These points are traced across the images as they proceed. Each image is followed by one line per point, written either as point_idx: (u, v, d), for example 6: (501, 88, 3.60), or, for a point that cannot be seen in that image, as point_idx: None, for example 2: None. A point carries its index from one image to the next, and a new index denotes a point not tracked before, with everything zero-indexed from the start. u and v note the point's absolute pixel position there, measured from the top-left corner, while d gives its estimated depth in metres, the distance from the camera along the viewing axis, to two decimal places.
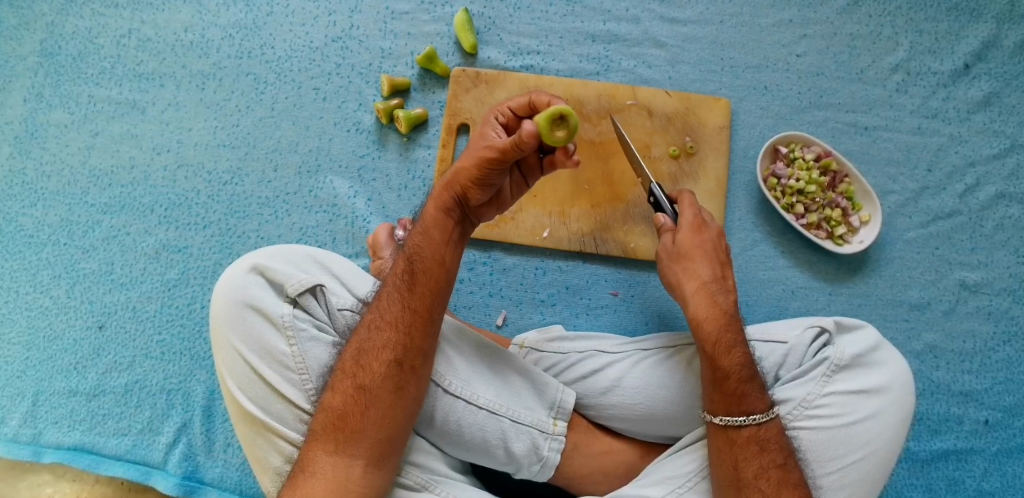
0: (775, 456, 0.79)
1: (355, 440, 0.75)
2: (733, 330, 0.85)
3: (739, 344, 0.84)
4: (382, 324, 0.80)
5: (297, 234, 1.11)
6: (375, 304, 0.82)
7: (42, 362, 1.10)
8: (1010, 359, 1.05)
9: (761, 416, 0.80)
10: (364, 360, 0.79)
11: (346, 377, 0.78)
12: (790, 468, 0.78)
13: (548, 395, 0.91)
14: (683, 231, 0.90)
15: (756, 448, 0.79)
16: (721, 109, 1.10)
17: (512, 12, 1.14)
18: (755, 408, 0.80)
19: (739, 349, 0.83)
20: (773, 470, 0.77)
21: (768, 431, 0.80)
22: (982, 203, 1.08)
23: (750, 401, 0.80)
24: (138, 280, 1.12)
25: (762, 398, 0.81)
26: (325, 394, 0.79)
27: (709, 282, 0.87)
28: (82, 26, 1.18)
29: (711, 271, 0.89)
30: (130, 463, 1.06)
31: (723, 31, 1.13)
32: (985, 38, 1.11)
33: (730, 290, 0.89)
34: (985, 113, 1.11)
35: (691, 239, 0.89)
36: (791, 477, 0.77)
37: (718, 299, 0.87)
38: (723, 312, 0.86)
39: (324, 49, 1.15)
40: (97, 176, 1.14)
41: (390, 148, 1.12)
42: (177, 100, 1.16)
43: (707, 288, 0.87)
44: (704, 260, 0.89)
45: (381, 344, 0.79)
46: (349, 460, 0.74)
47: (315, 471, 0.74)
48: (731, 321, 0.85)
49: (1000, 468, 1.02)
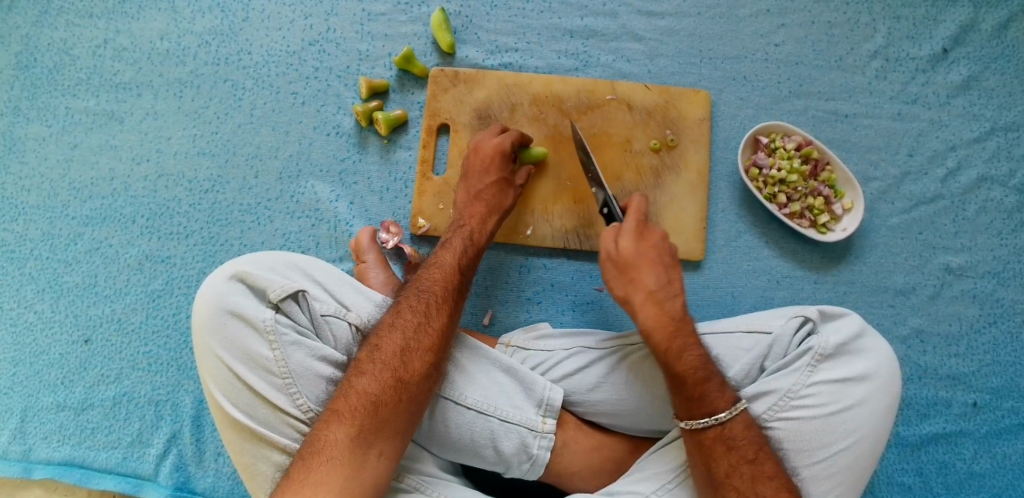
0: (744, 452, 0.77)
1: (383, 432, 0.75)
2: (686, 333, 0.85)
3: (690, 347, 0.84)
4: (430, 328, 0.83)
5: (280, 240, 1.11)
6: (422, 306, 0.84)
7: (29, 377, 1.10)
8: (996, 342, 1.06)
9: (723, 414, 0.79)
10: (409, 357, 0.79)
11: (387, 368, 0.78)
12: (761, 462, 0.77)
13: (536, 393, 0.89)
14: (629, 239, 0.91)
15: (724, 447, 0.78)
16: (701, 101, 1.10)
17: (490, 10, 1.15)
18: (717, 407, 0.79)
19: (691, 352, 0.83)
20: (744, 466, 0.76)
21: (733, 429, 0.79)
22: (964, 186, 1.09)
23: (710, 402, 0.79)
24: (123, 291, 1.12)
25: (722, 396, 0.80)
26: (358, 379, 0.77)
27: (656, 292, 0.88)
28: (57, 38, 1.18)
29: (660, 280, 0.89)
30: (121, 477, 1.05)
31: (701, 23, 1.14)
32: (962, 22, 1.12)
33: (676, 293, 0.89)
34: (965, 97, 1.11)
35: (636, 247, 0.91)
36: (765, 470, 0.76)
37: (666, 306, 0.87)
38: (671, 320, 0.86)
39: (301, 53, 1.15)
40: (77, 189, 1.14)
41: (370, 150, 1.13)
42: (155, 109, 1.16)
43: (655, 298, 0.87)
44: (649, 270, 0.90)
45: (426, 347, 0.81)
46: (371, 451, 0.74)
47: (336, 455, 0.72)
48: (678, 327, 0.85)
49: (990, 449, 1.03)
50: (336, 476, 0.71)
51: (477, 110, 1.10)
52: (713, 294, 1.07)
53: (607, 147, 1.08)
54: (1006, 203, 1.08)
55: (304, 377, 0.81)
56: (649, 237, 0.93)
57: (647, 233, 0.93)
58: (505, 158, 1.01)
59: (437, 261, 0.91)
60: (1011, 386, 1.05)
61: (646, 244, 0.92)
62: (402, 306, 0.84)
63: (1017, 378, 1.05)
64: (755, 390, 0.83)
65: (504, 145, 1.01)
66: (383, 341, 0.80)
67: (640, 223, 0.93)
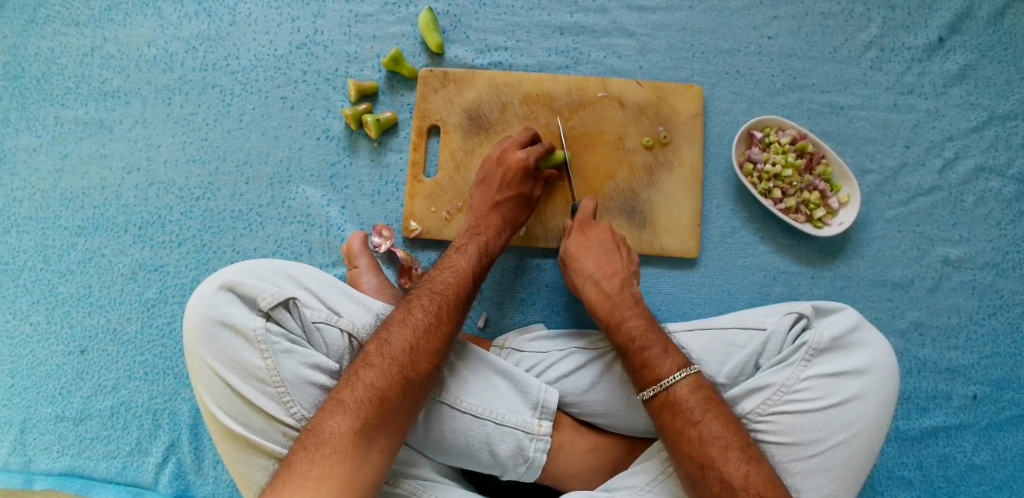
0: (690, 414, 0.77)
1: (386, 429, 0.74)
2: (626, 306, 0.90)
3: (630, 318, 0.88)
4: (439, 332, 0.82)
5: (272, 246, 1.10)
6: (433, 308, 0.84)
7: (27, 388, 1.09)
8: (995, 333, 1.05)
9: (665, 380, 0.80)
10: (417, 356, 0.79)
11: (395, 364, 0.77)
12: (706, 423, 0.76)
13: (532, 395, 0.88)
14: (572, 238, 0.98)
15: (672, 413, 0.78)
16: (693, 97, 1.09)
17: (478, 8, 1.13)
18: (660, 374, 0.81)
19: (628, 322, 0.88)
20: (691, 430, 0.76)
21: (679, 393, 0.79)
22: (961, 177, 1.07)
23: (653, 370, 0.81)
24: (117, 301, 1.11)
25: (664, 362, 0.81)
26: (365, 372, 0.77)
27: (594, 274, 0.94)
28: (44, 47, 1.17)
29: (599, 265, 0.95)
30: (121, 485, 1.06)
31: (692, 17, 1.12)
32: (959, 10, 1.10)
33: (615, 271, 0.94)
34: (962, 86, 1.09)
35: (576, 244, 0.97)
36: (711, 431, 0.76)
37: (604, 285, 0.93)
38: (608, 296, 0.92)
39: (289, 56, 1.14)
40: (69, 199, 1.14)
41: (361, 153, 1.12)
42: (144, 116, 1.15)
43: (594, 279, 0.94)
44: (589, 259, 0.95)
45: (435, 349, 0.81)
46: (373, 448, 0.73)
47: (340, 448, 0.71)
48: (617, 301, 0.91)
49: (991, 441, 1.02)
50: (339, 470, 0.70)
51: (467, 111, 1.09)
52: (710, 291, 1.06)
53: (600, 145, 1.07)
54: (1004, 193, 1.07)
55: (296, 385, 0.80)
56: (589, 232, 0.98)
57: (588, 229, 0.98)
58: (527, 175, 0.99)
59: (448, 263, 0.91)
60: (1011, 378, 1.04)
61: (587, 239, 0.97)
62: (412, 303, 0.84)
63: (1017, 370, 1.04)
64: (748, 385, 0.83)
65: (528, 162, 0.98)
66: (392, 337, 0.80)
67: (579, 223, 0.99)
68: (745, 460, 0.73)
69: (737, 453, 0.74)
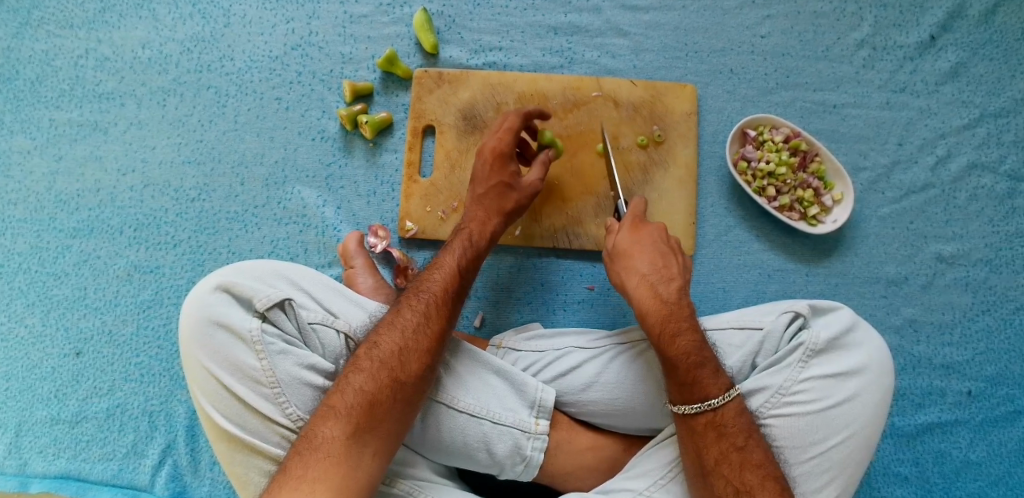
0: (734, 439, 0.78)
1: (378, 431, 0.74)
2: (682, 316, 0.85)
3: (684, 331, 0.83)
4: (428, 330, 0.82)
5: (268, 247, 1.10)
6: (422, 307, 0.84)
7: (22, 391, 1.09)
8: (989, 329, 1.05)
9: (715, 399, 0.79)
10: (406, 358, 0.79)
11: (384, 367, 0.77)
12: (750, 449, 0.77)
13: (529, 395, 0.88)
14: (623, 234, 0.93)
15: (716, 433, 0.78)
16: (687, 96, 1.09)
17: (472, 9, 1.14)
18: (710, 393, 0.79)
19: (683, 336, 0.82)
20: (734, 454, 0.77)
21: (726, 415, 0.79)
22: (954, 174, 1.08)
23: (703, 387, 0.79)
24: (113, 303, 1.11)
25: (716, 382, 0.80)
26: (354, 377, 0.77)
27: (649, 276, 0.88)
28: (39, 49, 1.17)
29: (654, 266, 0.89)
30: (117, 488, 1.05)
31: (686, 17, 1.13)
32: (950, 8, 1.11)
33: (672, 278, 0.88)
34: (953, 84, 1.10)
35: (628, 240, 0.92)
36: (753, 457, 0.76)
37: (661, 290, 0.87)
38: (665, 303, 0.85)
39: (284, 58, 1.15)
40: (64, 201, 1.14)
41: (356, 153, 1.12)
42: (139, 118, 1.15)
43: (648, 281, 0.88)
44: (643, 257, 0.90)
45: (424, 348, 0.80)
46: (366, 450, 0.73)
47: (333, 452, 0.71)
48: (673, 310, 0.85)
49: (986, 437, 1.03)
50: (332, 473, 0.70)
51: (463, 111, 1.09)
52: (705, 289, 1.07)
53: (594, 144, 1.08)
54: (997, 189, 1.07)
55: (292, 386, 0.79)
56: (641, 230, 0.93)
57: (640, 226, 0.94)
58: (503, 161, 0.99)
59: (437, 262, 0.91)
60: (1006, 373, 1.04)
61: (639, 236, 0.92)
62: (399, 307, 0.84)
63: (1011, 365, 1.04)
64: (746, 387, 0.83)
65: (501, 148, 0.99)
66: (381, 340, 0.80)
67: (632, 220, 0.94)
68: (779, 491, 0.74)
69: (774, 484, 0.75)
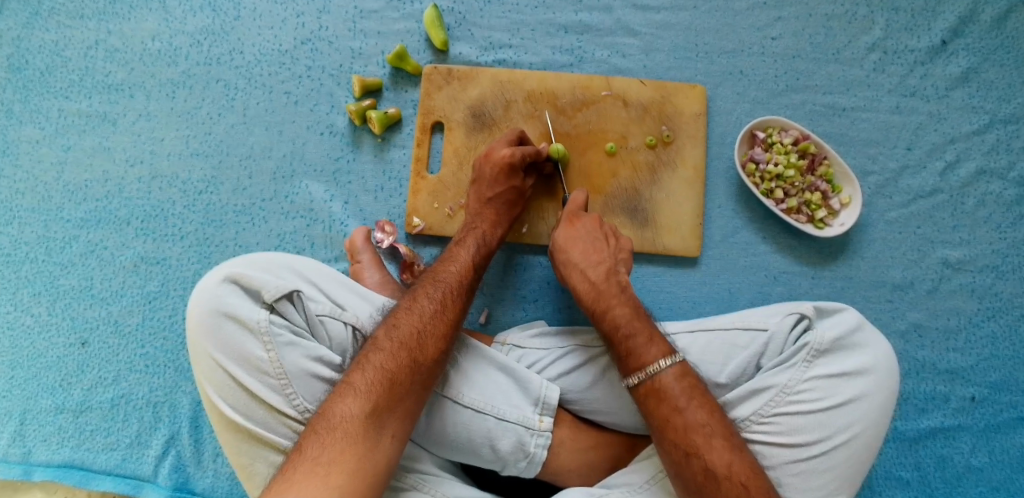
0: (675, 402, 0.78)
1: (396, 414, 0.75)
2: (612, 294, 0.89)
3: (617, 306, 0.88)
4: (444, 317, 0.83)
5: (275, 240, 1.11)
6: (438, 295, 0.85)
7: (28, 379, 1.10)
8: (995, 335, 1.05)
9: (651, 368, 0.80)
10: (425, 341, 0.80)
11: (404, 348, 0.78)
12: (690, 411, 0.77)
13: (533, 391, 0.88)
14: (560, 228, 0.97)
15: (656, 400, 0.79)
16: (697, 97, 1.09)
17: (483, 6, 1.14)
18: (645, 362, 0.81)
19: (614, 312, 0.87)
20: (676, 417, 0.77)
21: (663, 381, 0.80)
22: (963, 179, 1.08)
23: (638, 357, 0.82)
24: (118, 293, 1.11)
25: (649, 350, 0.82)
26: (375, 355, 0.78)
27: (578, 263, 0.93)
28: (49, 39, 1.17)
29: (585, 254, 0.94)
30: (120, 478, 1.06)
31: (697, 17, 1.12)
32: (962, 13, 1.11)
33: (601, 259, 0.93)
34: (964, 89, 1.10)
35: (561, 233, 0.96)
36: (696, 418, 0.77)
37: (589, 274, 0.92)
38: (593, 285, 0.91)
39: (294, 52, 1.15)
40: (72, 191, 1.14)
41: (365, 149, 1.12)
42: (148, 110, 1.15)
43: (579, 268, 0.93)
44: (573, 247, 0.94)
45: (441, 333, 0.82)
46: (384, 432, 0.73)
47: (352, 432, 0.72)
48: (602, 289, 0.90)
49: (988, 443, 1.03)
50: (351, 455, 0.70)
51: (471, 108, 1.09)
52: (711, 291, 1.07)
53: (602, 144, 1.08)
54: (1005, 196, 1.07)
55: (299, 377, 0.80)
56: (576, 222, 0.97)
57: (575, 219, 0.97)
58: (514, 170, 0.98)
59: (450, 254, 0.93)
60: (1010, 379, 1.04)
61: (574, 230, 0.96)
62: (415, 294, 0.86)
63: (1015, 372, 1.04)
64: (750, 388, 0.83)
65: (514, 159, 0.98)
66: (400, 322, 0.81)
67: (568, 213, 0.98)
68: (728, 448, 0.75)
69: (721, 441, 0.75)
